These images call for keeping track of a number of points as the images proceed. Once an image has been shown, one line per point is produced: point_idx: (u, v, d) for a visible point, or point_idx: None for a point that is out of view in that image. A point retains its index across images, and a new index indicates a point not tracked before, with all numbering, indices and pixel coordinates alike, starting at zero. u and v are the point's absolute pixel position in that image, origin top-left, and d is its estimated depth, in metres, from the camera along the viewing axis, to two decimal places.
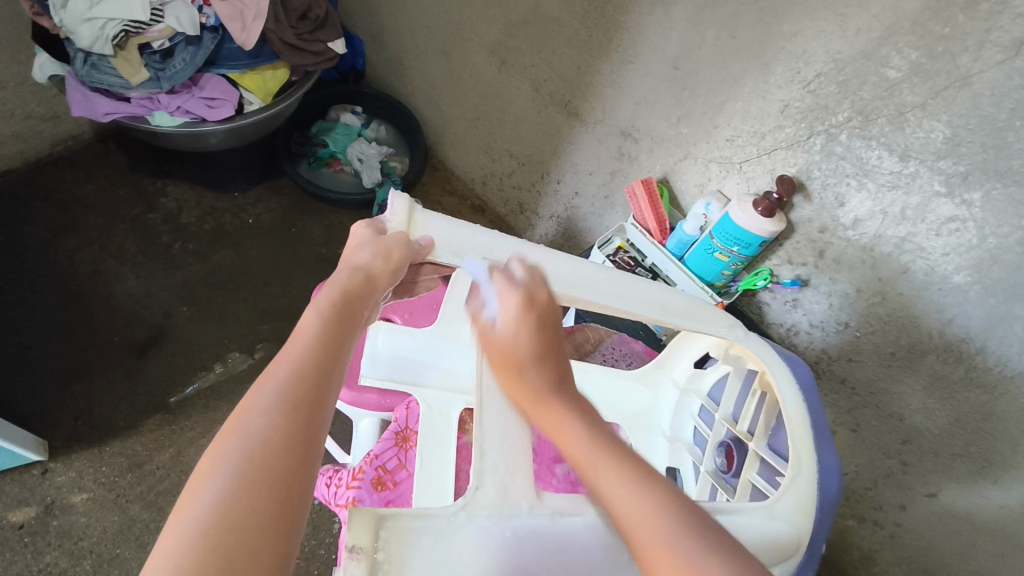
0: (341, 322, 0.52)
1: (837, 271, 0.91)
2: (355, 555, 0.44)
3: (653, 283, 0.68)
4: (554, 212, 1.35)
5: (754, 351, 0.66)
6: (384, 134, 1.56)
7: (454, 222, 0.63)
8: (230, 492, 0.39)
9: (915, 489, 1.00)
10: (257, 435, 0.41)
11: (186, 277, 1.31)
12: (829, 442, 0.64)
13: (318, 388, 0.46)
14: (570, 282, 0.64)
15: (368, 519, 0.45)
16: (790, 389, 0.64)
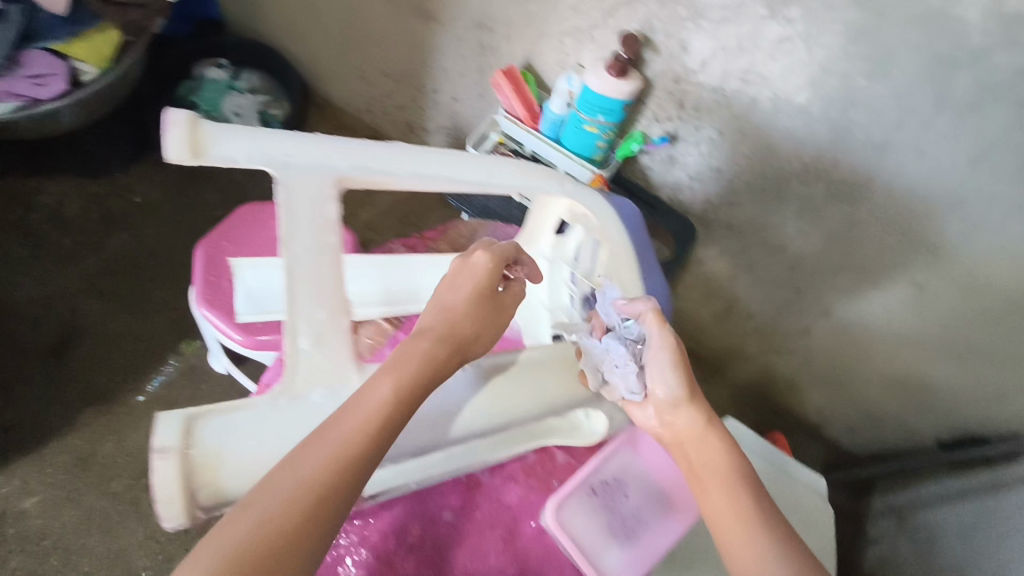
0: (408, 396, 0.46)
1: (699, 118, 0.92)
2: (164, 455, 0.38)
3: (477, 156, 0.63)
4: (441, 125, 1.34)
5: (587, 204, 0.71)
6: (258, 82, 1.47)
7: (239, 128, 0.50)
8: (276, 513, 0.38)
9: (813, 310, 1.06)
10: (314, 457, 0.41)
11: (85, 269, 1.27)
12: (652, 271, 0.75)
13: (343, 476, 0.41)
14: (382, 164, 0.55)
15: (175, 421, 0.39)
16: (621, 237, 0.72)
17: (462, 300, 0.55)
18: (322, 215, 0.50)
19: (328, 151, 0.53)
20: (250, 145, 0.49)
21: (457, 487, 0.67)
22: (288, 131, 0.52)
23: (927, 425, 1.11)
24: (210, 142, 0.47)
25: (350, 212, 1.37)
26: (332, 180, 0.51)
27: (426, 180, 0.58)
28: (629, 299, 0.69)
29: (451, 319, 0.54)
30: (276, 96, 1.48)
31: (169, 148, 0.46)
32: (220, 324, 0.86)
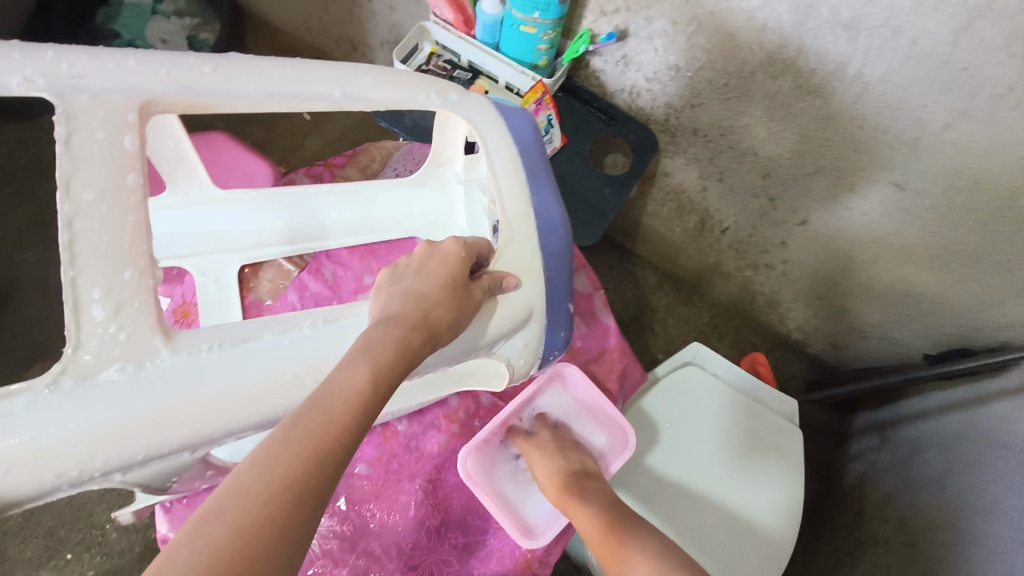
0: (383, 377, 0.44)
1: (648, 8, 0.80)
2: None
3: (331, 65, 0.60)
4: (384, 39, 1.21)
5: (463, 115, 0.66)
6: (184, 4, 1.32)
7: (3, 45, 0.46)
8: (222, 548, 0.34)
9: (788, 221, 0.96)
10: (263, 470, 0.37)
11: (19, 221, 1.20)
12: (547, 186, 0.68)
13: (320, 463, 0.39)
14: (200, 84, 0.52)
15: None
16: (502, 147, 0.66)
17: (433, 283, 0.53)
18: (112, 142, 0.45)
19: (130, 71, 0.49)
20: (11, 65, 0.45)
21: (373, 440, 0.74)
22: (79, 47, 0.48)
23: (913, 340, 1.00)
24: None
25: (296, 143, 1.26)
26: (133, 106, 0.47)
27: (280, 100, 0.57)
28: (508, 222, 0.63)
29: (421, 302, 0.51)
30: (206, 17, 1.33)
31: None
32: None
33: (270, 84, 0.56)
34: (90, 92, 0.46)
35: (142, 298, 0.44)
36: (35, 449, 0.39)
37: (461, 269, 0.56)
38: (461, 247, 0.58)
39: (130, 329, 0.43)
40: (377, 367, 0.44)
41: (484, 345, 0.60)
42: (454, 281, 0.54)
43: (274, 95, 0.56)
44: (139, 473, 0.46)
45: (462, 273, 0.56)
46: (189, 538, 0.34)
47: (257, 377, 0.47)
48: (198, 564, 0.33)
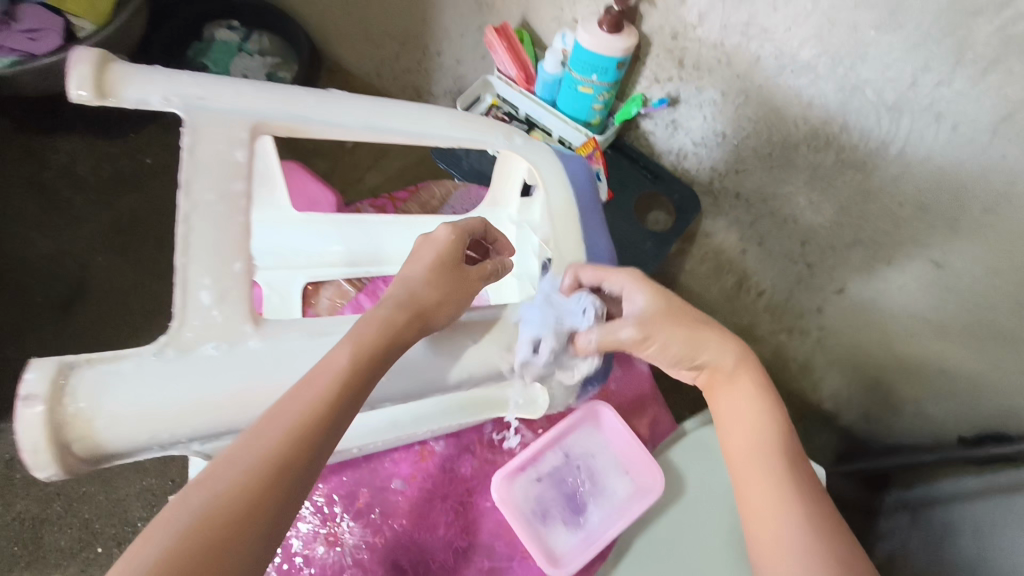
0: (370, 357, 0.47)
1: (700, 78, 0.85)
2: (31, 403, 0.40)
3: (415, 103, 0.66)
4: (447, 88, 1.30)
5: (528, 157, 0.71)
6: (268, 44, 1.46)
7: (149, 69, 0.53)
8: (216, 504, 0.38)
9: (825, 289, 0.98)
10: (253, 443, 0.41)
11: (96, 227, 1.30)
12: (601, 232, 0.72)
13: (305, 435, 0.42)
14: (301, 113, 0.58)
15: (48, 366, 0.41)
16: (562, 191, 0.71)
17: (424, 271, 0.56)
18: (228, 154, 0.51)
19: (248, 96, 0.55)
20: (156, 86, 0.52)
21: (408, 456, 0.76)
22: (209, 74, 0.55)
23: (947, 420, 1.00)
24: (114, 86, 0.51)
25: (356, 177, 1.35)
26: (245, 125, 0.54)
27: (376, 131, 0.62)
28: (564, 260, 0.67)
29: (411, 288, 0.54)
30: (285, 58, 1.46)
31: (72, 84, 0.49)
32: None
33: (364, 117, 0.61)
34: (215, 110, 0.53)
35: (239, 293, 0.49)
36: (137, 408, 0.43)
37: (452, 252, 0.59)
38: (456, 230, 0.60)
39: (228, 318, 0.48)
40: (362, 348, 0.47)
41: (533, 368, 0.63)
42: (443, 267, 0.58)
43: (366, 127, 0.62)
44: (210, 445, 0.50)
45: (452, 257, 0.59)
46: (190, 496, 0.38)
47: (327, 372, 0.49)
48: (199, 515, 0.37)
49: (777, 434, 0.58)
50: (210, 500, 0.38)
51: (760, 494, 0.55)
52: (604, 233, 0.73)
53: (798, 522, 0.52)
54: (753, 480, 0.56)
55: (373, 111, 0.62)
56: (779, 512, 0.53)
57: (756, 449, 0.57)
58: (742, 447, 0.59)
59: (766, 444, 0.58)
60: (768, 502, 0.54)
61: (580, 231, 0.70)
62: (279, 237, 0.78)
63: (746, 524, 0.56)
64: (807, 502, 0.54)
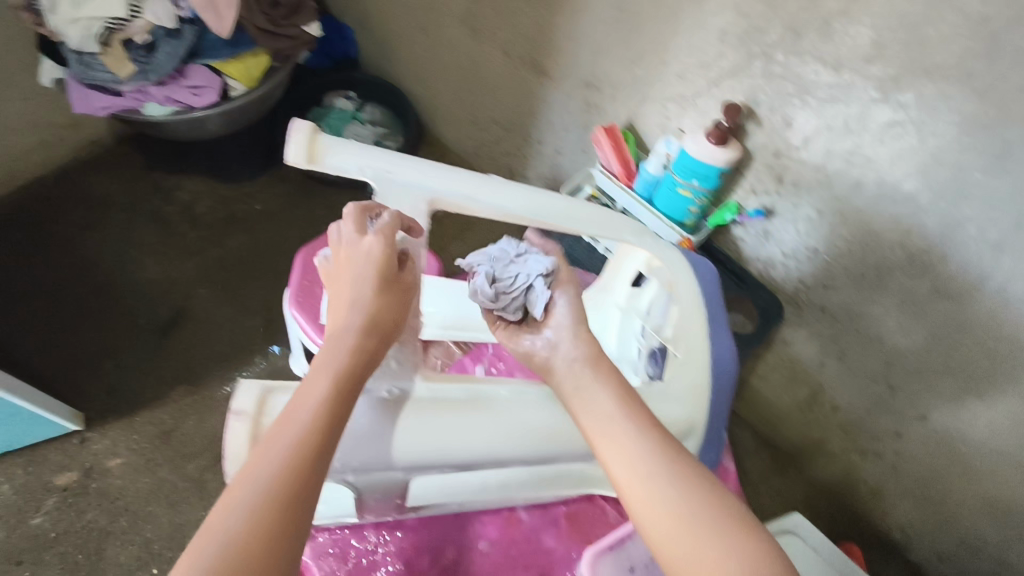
0: (340, 393, 0.46)
1: (798, 196, 0.90)
2: (239, 417, 0.49)
3: (564, 195, 0.70)
4: (542, 174, 1.39)
5: (657, 252, 0.72)
6: (379, 116, 1.56)
7: (351, 143, 0.61)
8: (249, 520, 0.38)
9: (907, 413, 0.97)
10: (253, 494, 0.40)
11: (202, 261, 1.41)
12: (724, 333, 0.70)
13: (301, 473, 0.41)
14: (468, 193, 0.64)
15: (253, 390, 0.51)
16: (689, 289, 0.71)
17: (359, 292, 0.52)
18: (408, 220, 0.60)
19: (426, 173, 0.62)
20: (355, 159, 0.60)
21: (496, 521, 0.75)
22: (397, 153, 0.63)
23: None
24: (322, 152, 0.58)
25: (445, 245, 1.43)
26: (422, 200, 0.61)
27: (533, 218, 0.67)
28: (688, 357, 0.66)
29: (363, 312, 0.51)
30: (393, 131, 1.57)
31: (290, 152, 0.56)
32: (305, 327, 0.91)
33: (520, 202, 0.66)
34: (397, 186, 0.61)
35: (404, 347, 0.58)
36: None
37: (389, 265, 0.54)
38: (388, 241, 0.55)
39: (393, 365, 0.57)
40: (336, 382, 0.47)
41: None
42: (384, 284, 0.53)
43: (520, 211, 0.66)
44: (362, 480, 0.57)
45: (392, 271, 0.54)
46: (219, 512, 0.39)
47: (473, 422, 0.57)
48: (233, 534, 0.38)
49: (635, 418, 0.53)
50: (245, 512, 0.38)
51: (639, 487, 0.48)
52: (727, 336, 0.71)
53: (696, 505, 0.46)
54: (635, 473, 0.49)
55: (531, 198, 0.67)
56: (665, 500, 0.47)
57: (618, 438, 0.52)
58: (598, 440, 0.53)
59: (630, 429, 0.52)
60: (653, 495, 0.48)
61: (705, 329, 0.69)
62: None
63: (647, 541, 0.47)
64: (682, 479, 0.48)
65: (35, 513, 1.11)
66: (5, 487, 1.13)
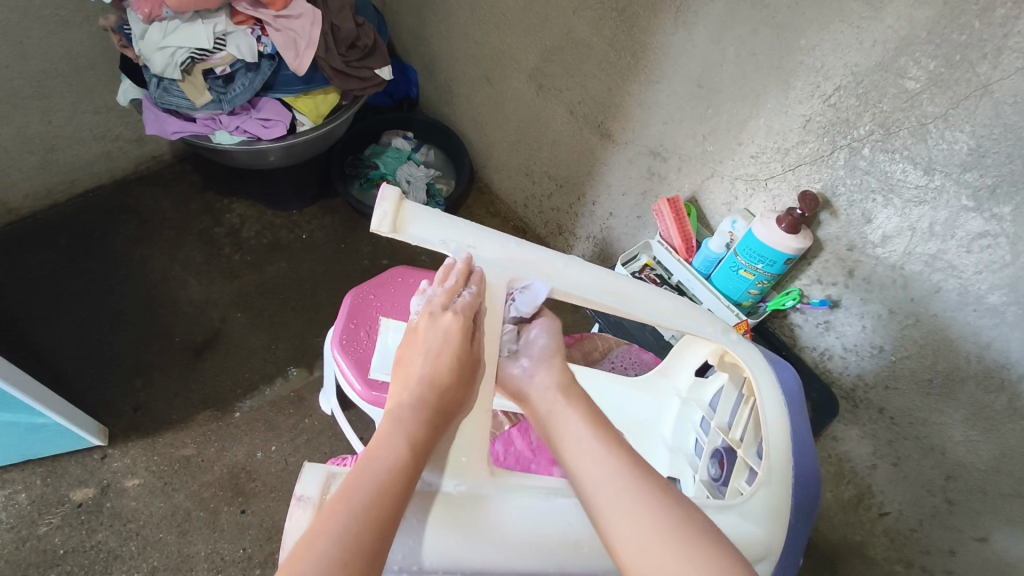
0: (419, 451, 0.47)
1: (868, 291, 0.86)
2: (303, 504, 0.46)
3: (642, 284, 0.69)
4: (591, 233, 1.37)
5: (738, 353, 0.70)
6: (433, 158, 1.60)
7: (436, 214, 0.60)
8: (346, 550, 0.39)
9: (964, 532, 0.86)
10: (343, 532, 0.40)
11: (242, 285, 1.41)
12: (808, 446, 0.66)
13: (386, 523, 0.42)
14: (550, 274, 0.63)
15: (318, 474, 0.48)
16: (773, 395, 0.67)
17: (432, 362, 0.53)
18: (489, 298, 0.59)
19: (510, 251, 0.62)
20: (438, 231, 0.59)
21: None
22: (481, 227, 0.62)
23: None
24: (407, 225, 0.57)
25: None
26: (503, 279, 0.60)
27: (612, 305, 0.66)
28: (770, 473, 0.61)
29: (432, 382, 0.52)
30: (445, 174, 1.60)
31: (376, 220, 0.56)
32: (346, 372, 0.88)
33: (602, 289, 0.66)
34: (480, 262, 0.60)
35: (478, 435, 0.53)
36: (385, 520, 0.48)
37: (464, 341, 0.55)
38: (464, 318, 0.56)
39: (465, 459, 0.51)
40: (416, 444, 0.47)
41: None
42: (454, 360, 0.53)
43: (603, 297, 0.65)
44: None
45: (466, 346, 0.55)
46: (313, 540, 0.39)
47: (553, 527, 0.50)
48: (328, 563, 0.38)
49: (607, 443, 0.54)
50: (339, 543, 0.39)
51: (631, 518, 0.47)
52: (813, 455, 0.66)
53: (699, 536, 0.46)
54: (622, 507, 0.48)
55: (609, 284, 0.67)
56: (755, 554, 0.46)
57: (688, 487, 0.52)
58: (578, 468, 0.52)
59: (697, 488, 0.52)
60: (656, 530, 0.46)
61: (789, 443, 0.64)
62: None
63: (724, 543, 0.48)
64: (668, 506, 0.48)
65: (46, 526, 1.09)
66: (21, 496, 1.11)
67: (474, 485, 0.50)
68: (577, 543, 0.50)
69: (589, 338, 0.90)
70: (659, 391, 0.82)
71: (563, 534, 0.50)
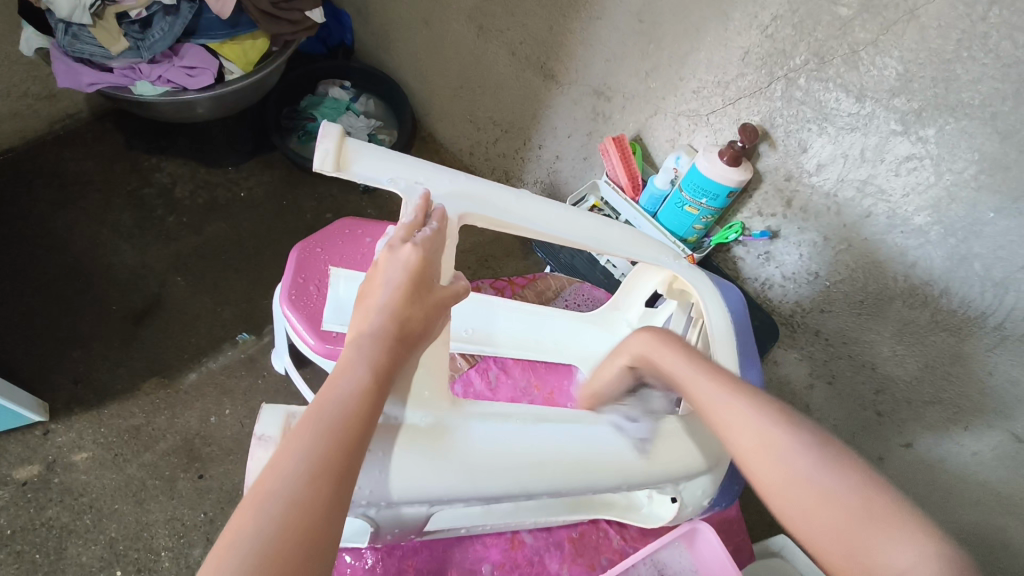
0: (384, 381, 0.46)
1: (804, 220, 0.90)
2: (263, 443, 0.46)
3: (592, 214, 0.70)
4: (538, 178, 1.36)
5: (687, 278, 0.72)
6: (373, 108, 1.53)
7: (381, 150, 0.59)
8: (308, 485, 0.38)
9: (892, 440, 0.93)
10: (307, 460, 0.39)
11: (180, 248, 1.35)
12: (753, 362, 0.70)
13: (351, 454, 0.41)
14: (500, 208, 0.64)
15: (277, 414, 0.48)
16: (721, 316, 0.70)
17: (394, 293, 0.49)
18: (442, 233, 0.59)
19: (459, 186, 0.62)
20: (384, 168, 0.58)
21: (499, 542, 0.69)
22: (427, 163, 0.61)
23: None
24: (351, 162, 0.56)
25: None
26: (456, 214, 0.60)
27: (563, 235, 0.67)
28: None
29: (396, 313, 0.49)
30: (386, 124, 1.54)
31: (318, 158, 0.54)
32: (297, 326, 0.86)
33: (552, 222, 0.67)
34: (433, 197, 0.60)
35: (435, 369, 0.54)
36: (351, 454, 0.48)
37: (426, 272, 0.52)
38: (425, 250, 0.53)
39: (426, 392, 0.52)
40: (381, 374, 0.46)
41: (669, 479, 0.60)
42: (416, 291, 0.50)
43: (555, 229, 0.66)
44: (383, 513, 0.51)
45: (429, 278, 0.52)
46: (273, 474, 0.39)
47: (516, 448, 0.52)
48: (291, 499, 0.37)
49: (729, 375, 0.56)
50: (300, 480, 0.38)
51: (741, 437, 0.50)
52: (758, 370, 0.70)
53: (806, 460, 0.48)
54: (727, 419, 0.52)
55: (559, 217, 0.67)
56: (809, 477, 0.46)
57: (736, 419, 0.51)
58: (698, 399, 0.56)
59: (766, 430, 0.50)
60: (761, 446, 0.49)
61: (736, 360, 0.68)
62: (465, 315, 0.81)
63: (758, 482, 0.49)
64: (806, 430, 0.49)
65: None
66: None
67: (437, 415, 0.52)
68: (541, 463, 0.52)
69: (541, 279, 0.91)
70: (612, 324, 0.85)
71: (527, 455, 0.52)
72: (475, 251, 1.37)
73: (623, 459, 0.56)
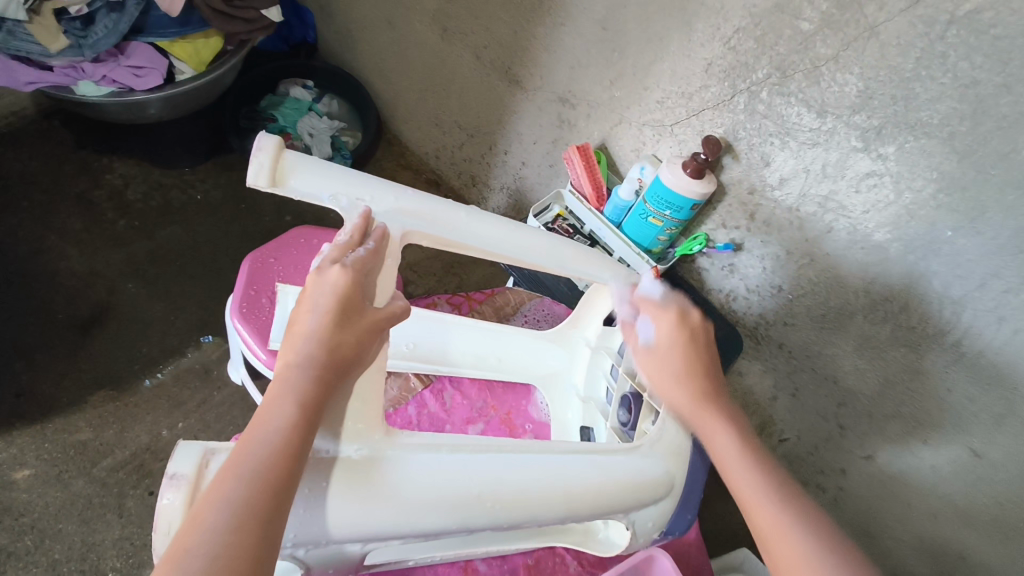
0: (312, 416, 0.43)
1: (768, 233, 0.89)
2: (175, 483, 0.43)
3: (543, 231, 0.68)
4: (505, 183, 1.34)
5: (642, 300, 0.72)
6: (337, 109, 1.49)
7: (321, 165, 0.56)
8: (228, 538, 0.36)
9: (853, 451, 0.94)
10: (229, 511, 0.37)
11: (132, 253, 1.29)
12: None
13: (277, 499, 0.38)
14: (446, 225, 0.61)
15: (193, 451, 0.45)
16: None
17: (323, 319, 0.47)
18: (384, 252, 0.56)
19: (404, 204, 0.59)
20: (325, 184, 0.55)
21: (452, 571, 0.68)
22: (372, 177, 0.59)
23: None
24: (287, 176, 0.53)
25: None
26: (398, 232, 0.57)
27: (514, 253, 0.65)
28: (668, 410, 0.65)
29: (325, 340, 0.46)
30: (351, 126, 1.50)
31: (252, 172, 0.52)
32: (248, 341, 0.83)
33: (502, 240, 0.65)
34: (375, 215, 0.57)
35: (371, 398, 0.50)
36: None
37: (358, 294, 0.49)
38: (356, 270, 0.50)
39: (361, 424, 0.49)
40: (308, 408, 0.43)
41: (618, 509, 0.58)
42: (346, 314, 0.48)
43: (504, 248, 0.64)
44: (314, 553, 0.49)
45: (361, 300, 0.49)
46: (192, 529, 0.36)
47: (455, 481, 0.49)
48: (212, 553, 0.35)
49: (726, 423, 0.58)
50: (222, 532, 0.36)
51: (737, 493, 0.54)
52: None
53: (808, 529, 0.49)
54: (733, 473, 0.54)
55: (509, 234, 0.65)
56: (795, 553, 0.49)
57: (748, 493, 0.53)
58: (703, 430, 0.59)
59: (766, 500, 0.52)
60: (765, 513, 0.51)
61: None
62: (421, 334, 0.78)
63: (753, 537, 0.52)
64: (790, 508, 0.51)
65: None
66: None
67: (372, 448, 0.49)
68: (483, 494, 0.50)
69: (500, 294, 0.89)
70: (570, 341, 0.83)
71: (468, 486, 0.50)
72: (442, 258, 1.34)
73: (567, 489, 0.54)
